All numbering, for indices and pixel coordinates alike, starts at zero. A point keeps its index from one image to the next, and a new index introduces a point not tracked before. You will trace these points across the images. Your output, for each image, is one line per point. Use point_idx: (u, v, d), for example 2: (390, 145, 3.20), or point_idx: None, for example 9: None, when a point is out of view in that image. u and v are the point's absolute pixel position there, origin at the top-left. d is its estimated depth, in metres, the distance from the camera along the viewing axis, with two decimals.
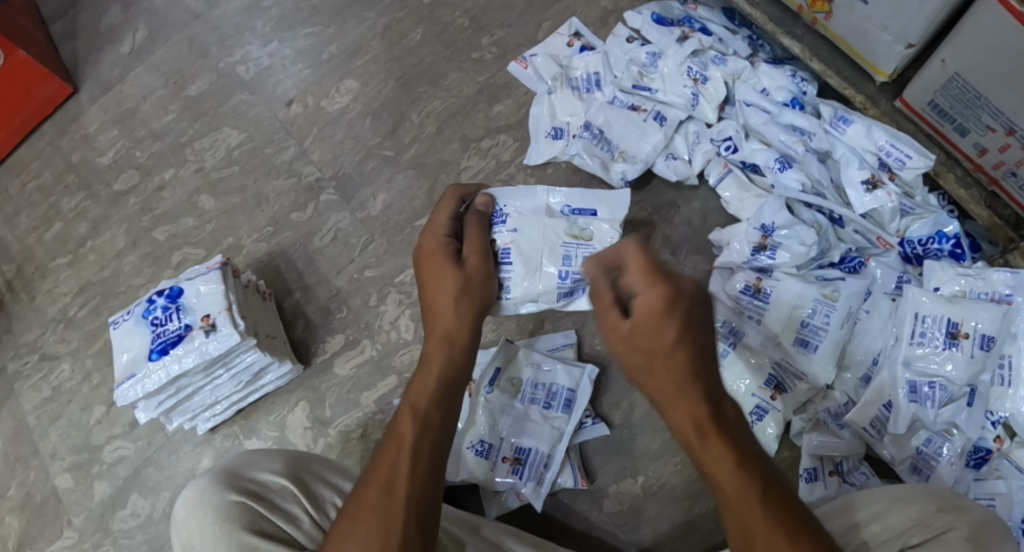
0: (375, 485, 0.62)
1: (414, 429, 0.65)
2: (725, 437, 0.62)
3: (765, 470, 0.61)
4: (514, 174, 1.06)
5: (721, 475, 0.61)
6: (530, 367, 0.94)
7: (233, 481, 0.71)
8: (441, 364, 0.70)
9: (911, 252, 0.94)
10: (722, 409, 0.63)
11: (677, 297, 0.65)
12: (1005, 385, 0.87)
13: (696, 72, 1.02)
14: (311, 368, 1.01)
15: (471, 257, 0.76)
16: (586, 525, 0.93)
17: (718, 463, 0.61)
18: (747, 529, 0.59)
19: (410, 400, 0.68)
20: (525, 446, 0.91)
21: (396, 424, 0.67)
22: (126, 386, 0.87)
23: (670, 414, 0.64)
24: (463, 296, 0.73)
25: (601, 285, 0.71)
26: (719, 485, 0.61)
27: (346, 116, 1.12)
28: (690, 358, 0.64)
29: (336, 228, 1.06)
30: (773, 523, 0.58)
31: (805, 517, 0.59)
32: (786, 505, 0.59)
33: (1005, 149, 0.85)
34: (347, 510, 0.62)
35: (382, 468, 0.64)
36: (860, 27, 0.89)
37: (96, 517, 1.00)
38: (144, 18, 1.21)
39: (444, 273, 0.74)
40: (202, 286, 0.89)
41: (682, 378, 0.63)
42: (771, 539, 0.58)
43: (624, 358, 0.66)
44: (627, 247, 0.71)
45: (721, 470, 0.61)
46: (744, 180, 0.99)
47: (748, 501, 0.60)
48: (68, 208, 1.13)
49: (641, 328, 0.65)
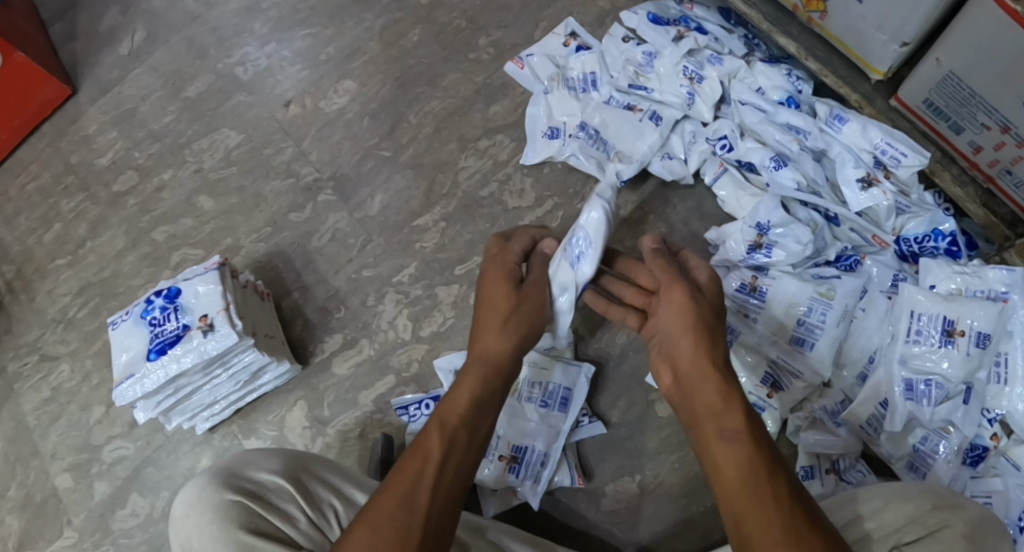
0: (396, 486, 0.63)
1: (440, 440, 0.65)
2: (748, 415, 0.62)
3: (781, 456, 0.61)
4: (512, 174, 1.06)
5: (745, 452, 0.60)
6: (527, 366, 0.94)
7: (232, 481, 0.72)
8: (474, 382, 0.70)
9: (908, 250, 0.95)
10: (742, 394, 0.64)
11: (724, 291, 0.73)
12: (1002, 382, 0.87)
13: (692, 71, 1.02)
14: (310, 368, 1.01)
15: (532, 287, 0.75)
16: (585, 524, 0.93)
17: (744, 438, 0.60)
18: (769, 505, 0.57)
19: (441, 413, 0.68)
20: (523, 444, 0.92)
21: (423, 435, 0.66)
22: (125, 386, 0.87)
23: (702, 391, 0.64)
24: (511, 317, 0.72)
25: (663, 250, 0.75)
26: (745, 459, 0.60)
27: (344, 117, 1.12)
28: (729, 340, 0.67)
29: (335, 228, 1.07)
30: (794, 503, 0.57)
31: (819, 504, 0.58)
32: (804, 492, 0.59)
33: (1000, 147, 0.85)
34: (363, 515, 0.61)
35: (404, 477, 0.63)
36: (855, 27, 0.90)
37: (97, 517, 1.00)
38: (143, 19, 1.21)
39: (500, 292, 0.74)
40: (201, 286, 0.89)
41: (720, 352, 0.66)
42: (792, 521, 0.56)
43: (679, 314, 0.68)
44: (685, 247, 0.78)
45: (746, 446, 0.60)
46: (740, 179, 0.99)
47: (773, 477, 0.59)
48: (67, 208, 1.13)
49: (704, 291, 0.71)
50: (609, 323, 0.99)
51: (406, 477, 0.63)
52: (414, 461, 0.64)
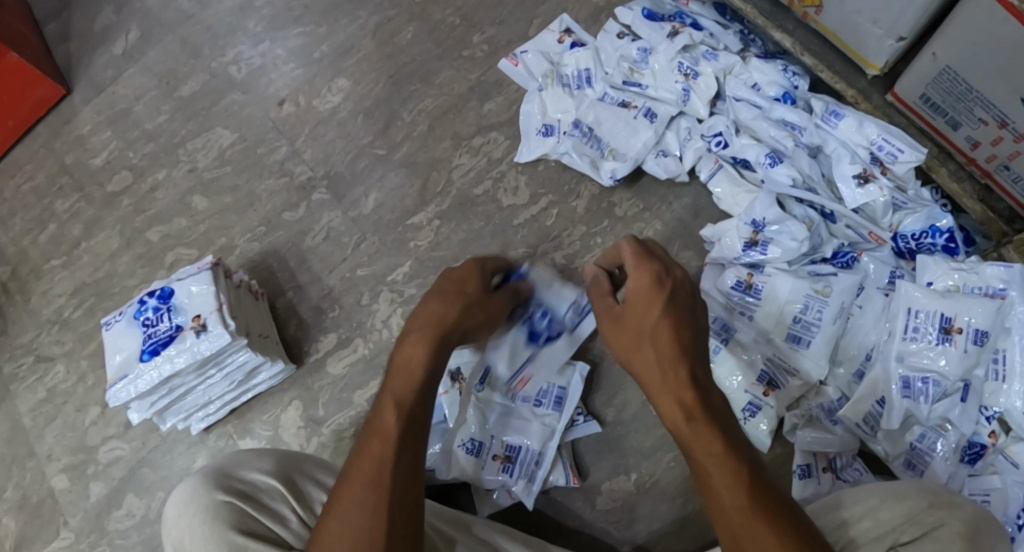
0: (361, 468, 0.62)
1: (398, 425, 0.64)
2: (714, 426, 0.62)
3: (754, 462, 0.62)
4: (505, 172, 1.05)
5: (707, 464, 0.62)
6: (521, 366, 0.94)
7: (223, 482, 0.72)
8: (423, 348, 0.69)
9: (905, 247, 0.94)
10: (711, 400, 0.64)
11: (669, 289, 0.70)
12: (999, 380, 0.87)
13: (687, 67, 1.01)
14: (303, 368, 1.01)
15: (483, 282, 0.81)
16: (580, 523, 0.92)
17: (705, 454, 0.62)
18: (733, 520, 0.59)
19: (393, 388, 0.67)
20: (516, 443, 0.92)
21: (377, 413, 0.66)
22: (118, 387, 0.87)
23: (660, 402, 0.66)
24: (464, 296, 0.77)
25: (601, 279, 0.80)
26: (707, 475, 0.62)
27: (338, 115, 1.11)
28: (680, 347, 0.66)
29: (329, 227, 1.06)
30: (759, 515, 0.59)
31: (785, 504, 0.59)
32: (770, 502, 0.59)
33: (997, 142, 0.84)
34: (332, 507, 0.61)
35: (365, 464, 0.62)
36: (851, 21, 0.89)
37: (92, 518, 1.00)
38: (137, 18, 1.21)
39: (462, 275, 0.80)
40: (193, 286, 0.89)
41: (669, 362, 0.66)
42: (752, 527, 0.58)
43: (615, 334, 0.72)
44: (623, 240, 0.76)
45: (708, 462, 0.62)
46: (736, 176, 0.98)
47: (733, 491, 0.60)
48: (62, 209, 1.13)
49: (632, 308, 0.70)
50: None
51: (372, 459, 0.62)
52: (376, 439, 0.63)
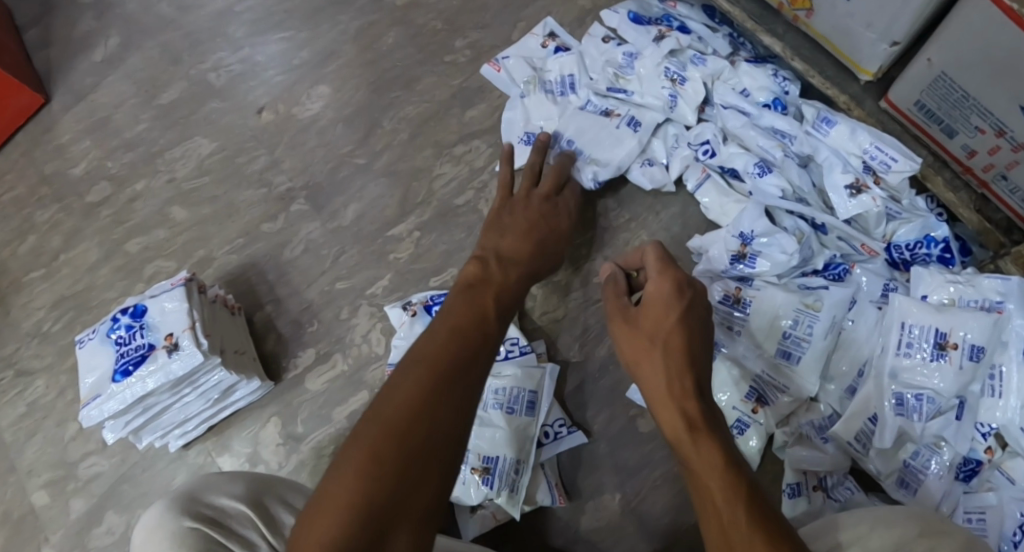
0: (404, 389, 0.54)
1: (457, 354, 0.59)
2: (715, 439, 0.59)
3: (754, 484, 0.56)
4: (489, 181, 1.03)
5: (707, 477, 0.57)
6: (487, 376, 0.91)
7: (192, 508, 0.70)
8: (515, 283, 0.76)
9: (899, 258, 0.91)
10: (713, 415, 0.62)
11: (682, 291, 0.70)
12: (996, 395, 0.84)
13: (674, 72, 0.98)
14: (283, 384, 0.99)
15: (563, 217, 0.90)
16: (563, 543, 0.89)
17: (705, 465, 0.57)
18: (730, 537, 0.53)
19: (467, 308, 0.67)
20: (493, 454, 0.87)
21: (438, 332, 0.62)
22: (92, 407, 0.85)
23: (661, 410, 0.63)
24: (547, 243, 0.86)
25: (617, 279, 0.79)
26: (705, 488, 0.57)
27: (318, 123, 1.09)
28: (689, 358, 0.65)
29: (308, 239, 1.04)
30: (759, 532, 0.52)
31: (787, 529, 0.53)
32: (772, 521, 0.53)
33: (995, 151, 0.81)
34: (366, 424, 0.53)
35: (411, 382, 0.55)
36: (842, 25, 0.86)
37: (72, 535, 0.99)
38: (117, 25, 1.19)
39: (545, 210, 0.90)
40: (168, 303, 0.87)
41: (676, 367, 0.64)
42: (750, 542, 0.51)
43: (625, 338, 0.70)
44: (648, 247, 0.76)
45: (707, 474, 0.57)
46: (723, 186, 0.95)
47: (733, 507, 0.54)
48: (41, 220, 1.11)
49: (648, 311, 0.70)
50: (593, 334, 0.96)
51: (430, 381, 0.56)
52: (428, 365, 0.57)
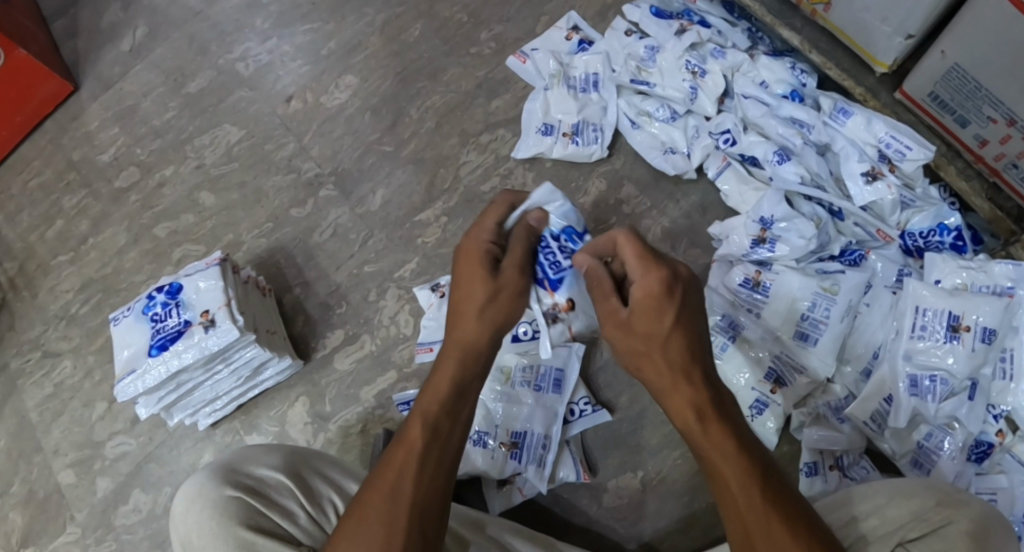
0: (389, 478, 0.60)
1: (422, 437, 0.61)
2: (726, 425, 0.60)
3: (766, 461, 0.60)
4: (513, 169, 1.06)
5: (721, 464, 0.59)
6: (516, 353, 0.93)
7: (231, 477, 0.72)
8: (455, 368, 0.66)
9: (913, 245, 0.94)
10: (723, 398, 0.62)
11: (679, 291, 0.64)
12: (1007, 378, 0.86)
13: (695, 65, 1.02)
14: (311, 363, 1.01)
15: (509, 272, 0.71)
16: (586, 520, 0.92)
17: (719, 456, 0.59)
18: (745, 520, 0.57)
19: (422, 405, 0.64)
20: (522, 429, 0.90)
21: (406, 426, 0.63)
22: (126, 382, 0.87)
23: (671, 403, 0.62)
24: (489, 304, 0.68)
25: (599, 274, 0.71)
26: (719, 475, 0.59)
27: (345, 112, 1.12)
28: (692, 344, 0.63)
29: (336, 223, 1.06)
30: (773, 516, 0.56)
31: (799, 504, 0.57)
32: (785, 499, 0.57)
33: (1006, 140, 0.84)
34: (352, 511, 0.58)
35: (388, 472, 0.60)
36: (859, 18, 0.89)
37: (98, 513, 1.00)
38: (144, 16, 1.21)
39: (477, 275, 0.70)
40: (202, 282, 0.89)
41: (680, 363, 0.62)
42: (769, 528, 0.56)
43: (620, 344, 0.66)
44: (622, 236, 0.68)
45: (721, 463, 0.59)
46: (744, 173, 0.98)
47: (747, 491, 0.58)
48: (69, 205, 1.13)
49: (640, 314, 0.64)
50: None
51: (359, 530, 0.57)
52: (405, 456, 0.60)
